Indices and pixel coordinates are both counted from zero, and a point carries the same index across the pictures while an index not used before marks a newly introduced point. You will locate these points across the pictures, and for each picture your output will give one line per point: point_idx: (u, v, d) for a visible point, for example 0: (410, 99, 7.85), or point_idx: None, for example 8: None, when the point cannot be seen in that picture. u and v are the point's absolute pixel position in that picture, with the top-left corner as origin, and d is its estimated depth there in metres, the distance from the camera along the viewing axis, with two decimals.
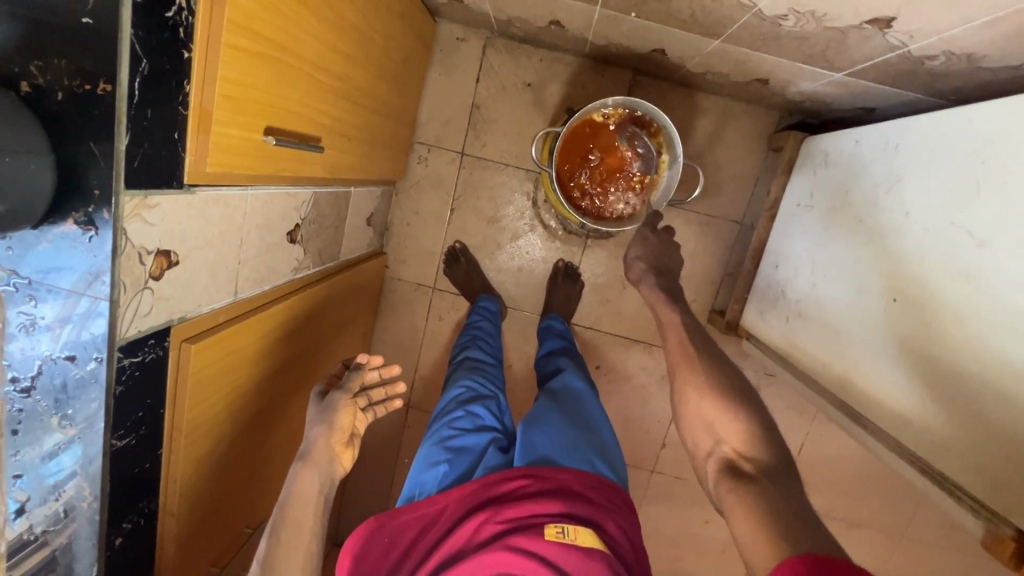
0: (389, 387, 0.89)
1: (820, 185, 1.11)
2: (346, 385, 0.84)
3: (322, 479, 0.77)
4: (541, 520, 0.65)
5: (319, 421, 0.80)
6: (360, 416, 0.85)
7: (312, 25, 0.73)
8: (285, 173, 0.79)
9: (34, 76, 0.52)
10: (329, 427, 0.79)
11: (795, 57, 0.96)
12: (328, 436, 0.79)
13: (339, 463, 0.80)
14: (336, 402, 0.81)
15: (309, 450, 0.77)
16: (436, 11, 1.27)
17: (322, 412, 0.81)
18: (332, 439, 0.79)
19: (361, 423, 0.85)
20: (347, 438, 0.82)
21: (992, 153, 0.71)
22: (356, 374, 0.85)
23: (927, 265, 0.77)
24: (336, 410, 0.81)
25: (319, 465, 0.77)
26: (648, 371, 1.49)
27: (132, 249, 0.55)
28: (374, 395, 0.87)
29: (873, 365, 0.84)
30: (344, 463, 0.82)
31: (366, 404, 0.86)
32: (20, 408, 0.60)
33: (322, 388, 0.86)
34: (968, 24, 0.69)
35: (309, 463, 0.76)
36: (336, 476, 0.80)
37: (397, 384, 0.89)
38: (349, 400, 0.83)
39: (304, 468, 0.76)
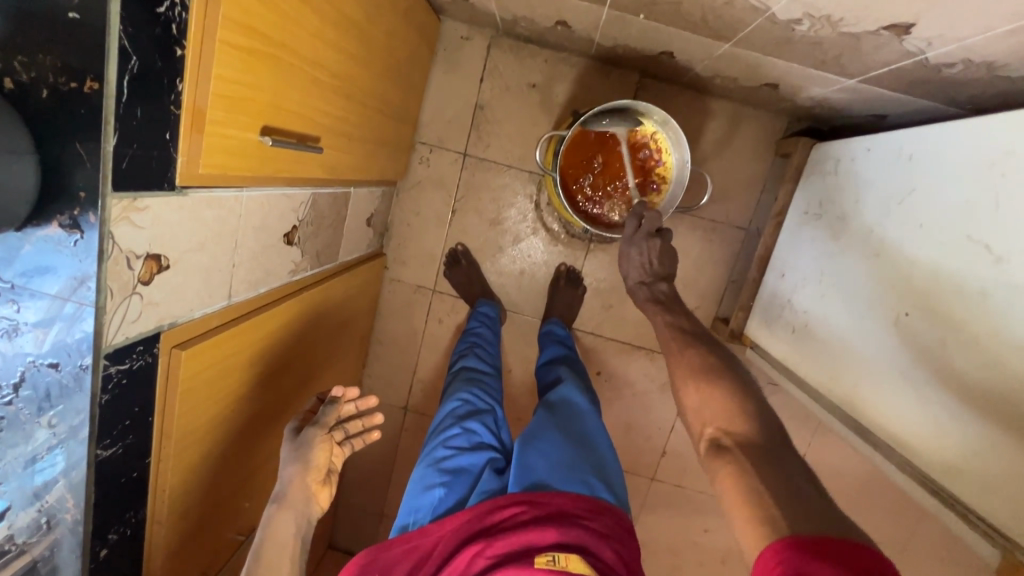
0: (367, 420, 0.86)
1: (829, 194, 1.08)
2: (320, 420, 0.80)
3: (298, 520, 0.74)
4: (533, 551, 0.62)
5: (293, 460, 0.77)
6: (337, 450, 0.82)
7: (312, 22, 0.71)
8: (282, 174, 0.77)
9: (19, 72, 0.49)
10: (304, 466, 0.76)
11: (807, 62, 0.94)
12: (303, 476, 0.76)
13: (316, 502, 0.78)
14: (312, 439, 0.78)
15: (285, 491, 0.75)
16: (441, 9, 1.24)
17: (297, 449, 0.78)
18: (308, 479, 0.76)
19: (338, 458, 0.83)
20: (323, 475, 0.79)
21: (1010, 166, 0.68)
22: (332, 408, 0.81)
23: (942, 279, 0.74)
24: (311, 446, 0.78)
25: (295, 507, 0.74)
26: (650, 378, 1.47)
27: (120, 253, 0.53)
28: (351, 428, 0.85)
29: (881, 380, 0.82)
30: (322, 501, 0.79)
31: (342, 438, 0.83)
32: (1, 416, 0.58)
33: (297, 423, 0.82)
34: (990, 32, 0.67)
35: (285, 505, 0.74)
36: (313, 515, 0.78)
37: (375, 415, 0.86)
38: (325, 436, 0.80)
39: (278, 511, 0.73)
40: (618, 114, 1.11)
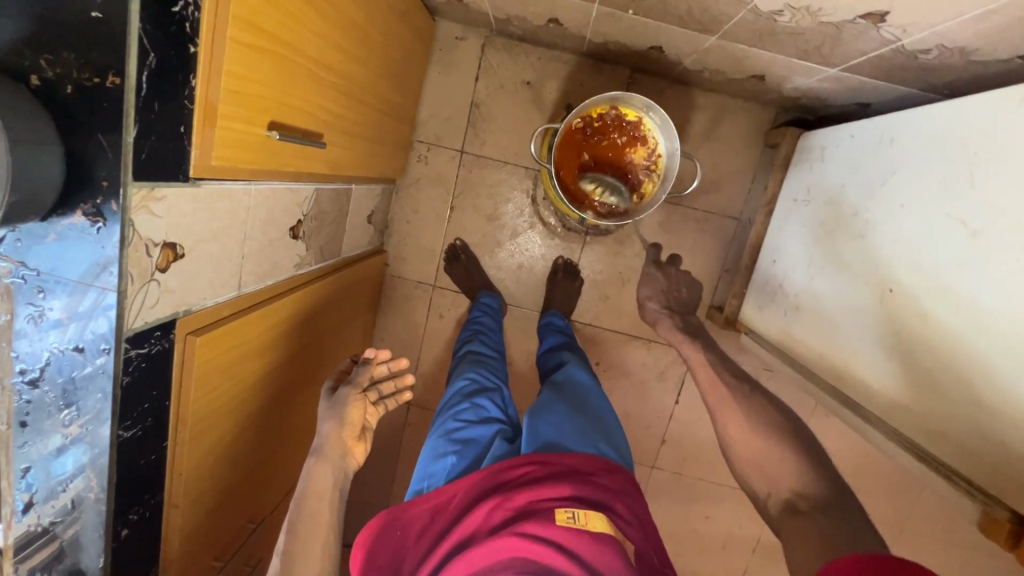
0: (399, 381, 0.91)
1: (817, 179, 1.12)
2: (355, 380, 0.85)
3: (336, 473, 0.77)
4: (551, 504, 0.65)
5: (329, 417, 0.81)
6: (371, 409, 0.87)
7: (315, 22, 0.74)
8: (287, 168, 0.80)
9: (43, 69, 0.52)
10: (340, 421, 0.80)
11: (791, 52, 0.98)
12: (339, 431, 0.80)
13: (352, 456, 0.81)
14: (346, 397, 0.83)
15: (323, 445, 0.78)
16: (436, 11, 1.28)
17: (333, 407, 0.82)
18: (345, 433, 0.80)
19: (372, 416, 0.87)
20: (358, 431, 0.83)
21: (985, 144, 0.72)
22: (364, 368, 0.87)
23: (924, 255, 0.78)
24: (347, 404, 0.82)
25: (333, 459, 0.78)
26: (648, 367, 1.50)
27: (139, 241, 0.56)
28: (384, 388, 0.89)
29: (871, 352, 0.85)
30: (357, 456, 0.83)
31: (376, 397, 0.88)
32: (28, 400, 0.61)
33: (332, 384, 0.87)
34: (960, 17, 0.70)
35: (323, 458, 0.77)
36: (351, 469, 0.81)
37: (405, 376, 0.91)
38: (359, 395, 0.84)
39: (317, 463, 0.76)
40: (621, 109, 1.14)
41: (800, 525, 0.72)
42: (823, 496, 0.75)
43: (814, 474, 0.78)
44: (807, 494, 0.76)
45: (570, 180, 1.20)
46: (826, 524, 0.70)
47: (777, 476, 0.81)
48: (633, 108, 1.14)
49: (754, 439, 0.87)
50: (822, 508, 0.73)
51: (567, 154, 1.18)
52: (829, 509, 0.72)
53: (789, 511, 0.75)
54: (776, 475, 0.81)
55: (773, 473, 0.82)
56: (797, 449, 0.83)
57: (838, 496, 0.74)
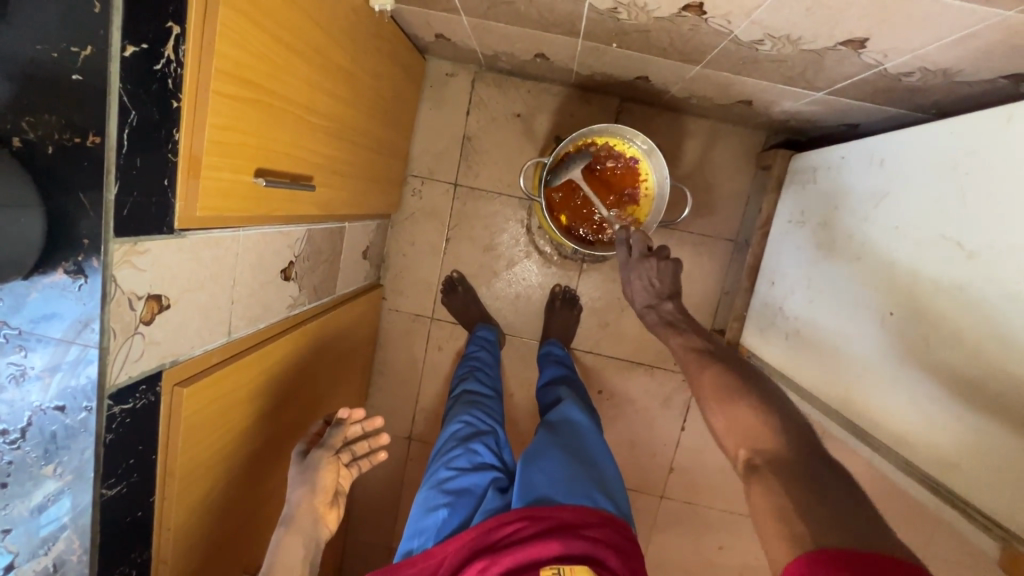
0: (373, 441, 0.88)
1: (810, 203, 1.11)
2: (327, 441, 0.83)
3: (307, 541, 0.76)
4: (539, 564, 0.64)
5: (300, 483, 0.79)
6: (344, 472, 0.84)
7: (301, 69, 0.76)
8: (276, 213, 0.80)
9: (26, 131, 0.53)
10: (311, 489, 0.78)
11: (775, 79, 0.98)
12: (310, 499, 0.78)
13: (323, 524, 0.79)
14: (317, 461, 0.80)
15: (292, 514, 0.77)
16: (425, 49, 1.30)
17: (304, 472, 0.80)
18: (315, 501, 0.78)
19: (346, 479, 0.84)
20: (330, 497, 0.81)
21: (974, 165, 0.71)
22: (338, 429, 0.84)
23: (922, 278, 0.76)
24: (318, 469, 0.80)
25: (304, 530, 0.76)
26: (651, 393, 1.47)
27: (122, 295, 0.55)
28: (357, 449, 0.86)
29: (875, 379, 0.82)
30: (330, 523, 0.81)
31: (350, 459, 0.85)
32: (9, 460, 0.60)
33: (303, 447, 0.84)
34: (941, 41, 0.70)
35: (294, 528, 0.76)
36: (322, 538, 0.79)
37: (381, 435, 0.88)
38: (331, 457, 0.81)
39: (287, 534, 0.75)
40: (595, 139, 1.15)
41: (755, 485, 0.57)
42: (780, 451, 0.59)
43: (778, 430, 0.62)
44: (765, 449, 0.60)
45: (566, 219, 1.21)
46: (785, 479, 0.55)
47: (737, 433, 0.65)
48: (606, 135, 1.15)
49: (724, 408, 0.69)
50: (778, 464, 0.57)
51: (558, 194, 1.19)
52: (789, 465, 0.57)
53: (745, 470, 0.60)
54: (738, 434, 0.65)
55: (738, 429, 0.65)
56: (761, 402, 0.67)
57: (802, 453, 0.58)
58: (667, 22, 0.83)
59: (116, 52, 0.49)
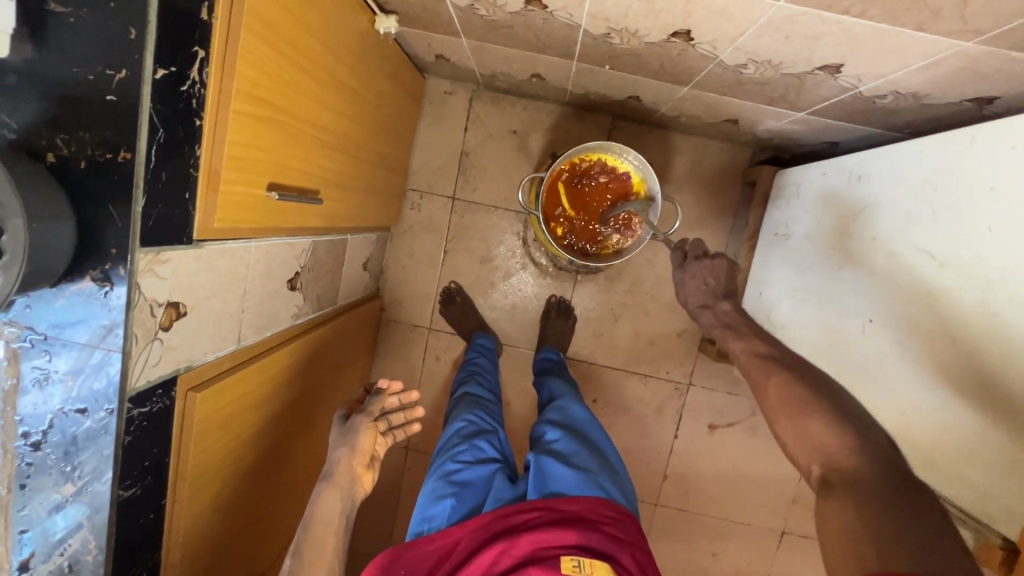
0: (408, 413, 0.91)
1: (794, 215, 1.17)
2: (367, 409, 0.87)
3: (344, 499, 0.78)
4: (558, 551, 0.68)
5: (340, 443, 0.83)
6: (380, 439, 0.87)
7: (311, 89, 0.80)
8: (285, 225, 0.83)
9: (59, 147, 0.56)
10: (350, 449, 0.82)
11: (759, 99, 1.04)
12: (349, 458, 0.81)
13: (360, 485, 0.82)
14: (358, 425, 0.84)
15: (333, 471, 0.79)
16: (425, 69, 1.35)
17: (344, 435, 0.84)
18: (354, 461, 0.81)
19: (382, 446, 0.87)
20: (367, 460, 0.84)
21: (943, 181, 0.76)
22: (377, 398, 0.89)
23: (899, 286, 0.81)
24: (358, 432, 0.83)
25: (341, 486, 0.78)
26: (644, 401, 1.51)
27: (145, 302, 0.59)
28: (393, 419, 0.89)
29: (859, 382, 0.86)
30: (365, 484, 0.83)
31: (386, 427, 0.88)
32: (28, 462, 0.61)
33: (344, 413, 0.90)
34: (908, 68, 0.76)
35: (332, 483, 0.78)
36: (357, 497, 0.81)
37: (416, 408, 0.91)
38: (370, 423, 0.85)
39: (326, 488, 0.77)
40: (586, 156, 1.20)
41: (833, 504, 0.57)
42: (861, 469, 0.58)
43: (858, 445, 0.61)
44: (837, 465, 0.60)
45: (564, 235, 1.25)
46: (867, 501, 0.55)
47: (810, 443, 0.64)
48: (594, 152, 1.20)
49: (789, 419, 0.68)
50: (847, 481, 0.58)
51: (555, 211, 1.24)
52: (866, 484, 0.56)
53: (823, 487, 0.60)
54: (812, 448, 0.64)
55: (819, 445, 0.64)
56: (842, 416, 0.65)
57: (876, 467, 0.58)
58: (657, 46, 0.89)
59: (149, 73, 0.53)
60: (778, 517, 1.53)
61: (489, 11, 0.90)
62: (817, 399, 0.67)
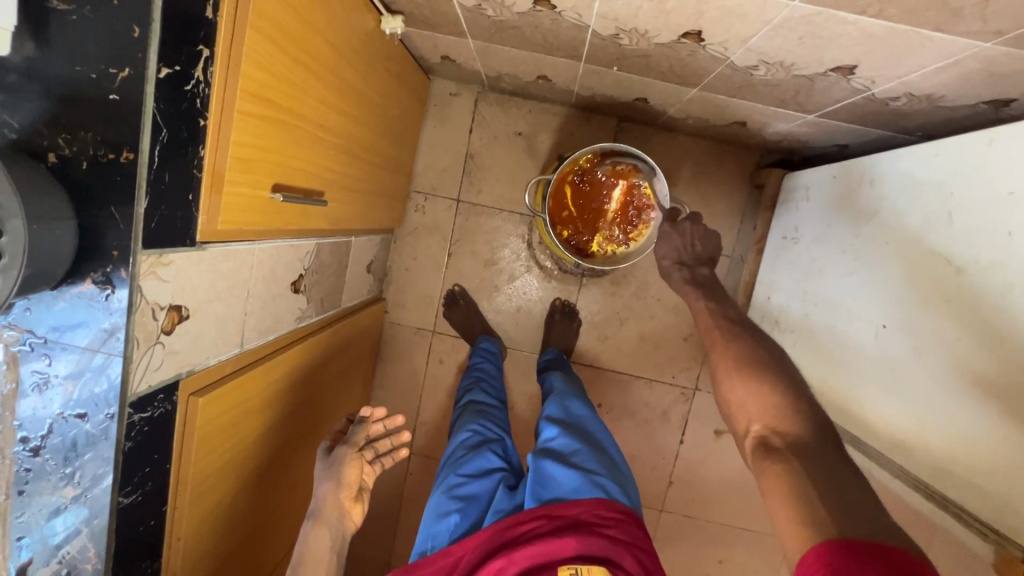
0: (395, 438, 0.89)
1: (804, 219, 1.15)
2: (351, 438, 0.84)
3: (333, 536, 0.78)
4: (556, 561, 0.67)
5: (326, 477, 0.80)
6: (368, 469, 0.85)
7: (316, 89, 0.78)
8: (290, 227, 0.82)
9: (61, 147, 0.55)
10: (337, 483, 0.80)
11: (768, 101, 1.03)
12: (336, 493, 0.79)
13: (349, 518, 0.81)
14: (343, 457, 0.82)
15: (319, 507, 0.79)
16: (430, 70, 1.34)
17: (329, 468, 0.81)
18: (340, 496, 0.79)
19: (369, 476, 0.85)
20: (355, 492, 0.82)
21: (958, 184, 0.75)
22: (361, 427, 0.85)
23: (914, 291, 0.79)
24: (343, 464, 0.81)
25: (330, 523, 0.78)
26: (650, 406, 1.49)
27: (147, 305, 0.57)
28: (380, 447, 0.87)
29: (872, 389, 0.85)
30: (355, 516, 0.82)
31: (373, 456, 0.86)
32: (28, 468, 0.60)
33: (328, 444, 0.86)
34: (924, 70, 0.75)
35: (319, 522, 0.78)
36: (348, 531, 0.81)
37: (403, 433, 0.89)
38: (355, 454, 0.83)
39: (314, 527, 0.77)
40: (589, 156, 1.18)
41: (773, 465, 0.59)
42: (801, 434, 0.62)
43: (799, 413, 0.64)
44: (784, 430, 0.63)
45: (570, 236, 1.24)
46: (807, 464, 0.58)
47: (752, 411, 0.69)
48: (597, 151, 1.18)
49: (737, 383, 0.73)
50: (797, 447, 0.60)
51: (561, 211, 1.23)
52: (811, 449, 0.59)
53: (761, 446, 0.63)
54: (752, 410, 0.69)
55: (749, 406, 0.69)
56: (779, 378, 0.70)
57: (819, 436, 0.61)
58: (666, 47, 0.88)
59: (152, 73, 0.52)
60: None
61: (496, 12, 0.89)
62: (808, 400, 0.67)
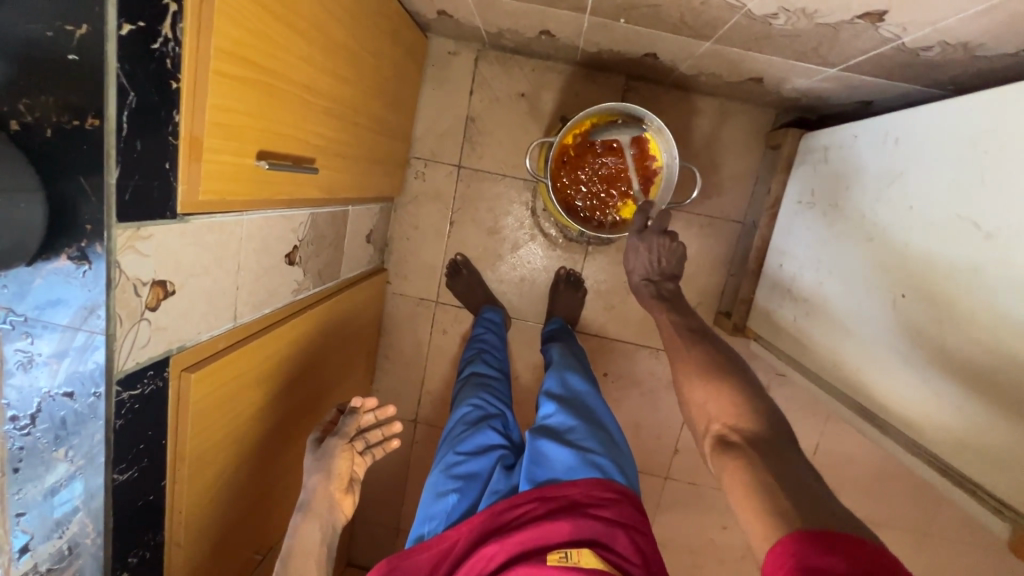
0: (386, 428, 0.89)
1: (821, 183, 1.09)
2: (341, 430, 0.83)
3: (324, 527, 0.78)
4: (548, 547, 0.66)
5: (315, 469, 0.80)
6: (357, 460, 0.84)
7: (302, 48, 0.74)
8: (279, 196, 0.79)
9: (22, 114, 0.52)
10: (327, 475, 0.79)
11: (788, 54, 0.95)
12: (326, 484, 0.79)
13: (340, 510, 0.81)
14: (332, 448, 0.81)
15: (309, 500, 0.78)
16: (427, 27, 1.27)
17: (319, 460, 0.80)
18: (331, 487, 0.79)
19: (360, 467, 0.85)
20: (346, 483, 0.82)
21: (993, 143, 0.69)
22: (350, 418, 0.84)
23: (936, 259, 0.75)
24: (333, 456, 0.80)
25: (321, 515, 0.77)
26: (657, 376, 1.47)
27: (126, 281, 0.55)
28: (370, 438, 0.86)
29: (886, 360, 0.82)
30: (347, 508, 0.82)
31: (364, 447, 0.85)
32: (20, 446, 0.59)
33: (318, 436, 0.85)
34: (962, 14, 0.68)
35: (310, 514, 0.77)
36: (339, 523, 0.80)
37: (393, 424, 0.89)
38: (346, 445, 0.82)
39: (305, 519, 0.76)
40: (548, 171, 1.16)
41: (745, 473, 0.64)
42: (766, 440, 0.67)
43: (757, 411, 0.69)
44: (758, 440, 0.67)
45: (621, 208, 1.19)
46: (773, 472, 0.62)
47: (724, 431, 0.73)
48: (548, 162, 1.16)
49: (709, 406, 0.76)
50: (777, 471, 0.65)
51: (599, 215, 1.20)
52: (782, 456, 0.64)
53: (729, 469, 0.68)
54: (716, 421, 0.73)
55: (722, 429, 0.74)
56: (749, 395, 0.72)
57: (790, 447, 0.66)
58: None
59: (112, 29, 0.48)
60: None
61: None
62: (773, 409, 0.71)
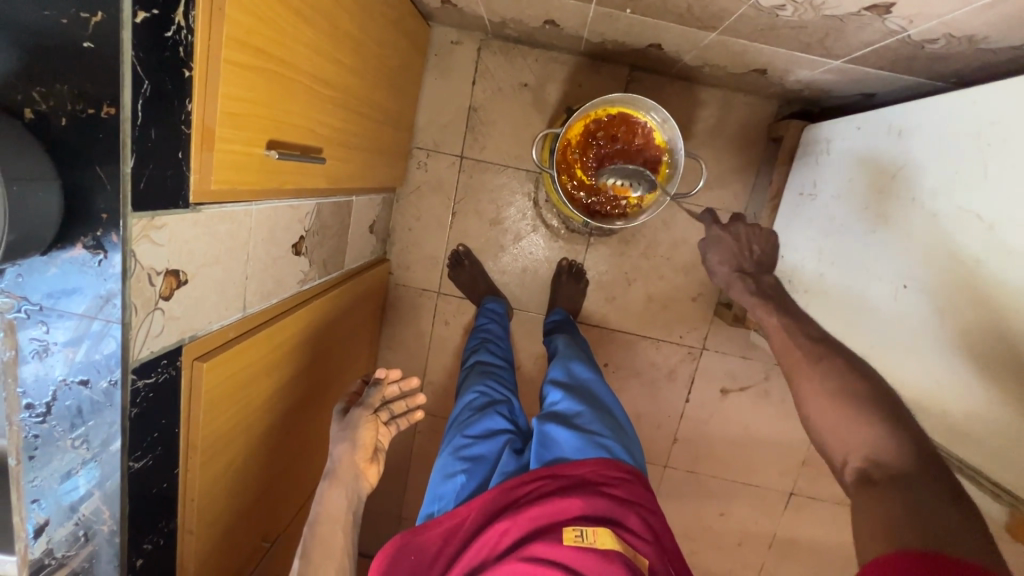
0: (410, 400, 0.89)
1: (823, 174, 1.10)
2: (366, 401, 0.84)
3: (349, 496, 0.78)
4: (560, 524, 0.67)
5: (342, 438, 0.81)
6: (383, 429, 0.85)
7: (310, 37, 0.73)
8: (287, 186, 0.78)
9: (36, 102, 0.52)
10: (352, 443, 0.80)
11: (793, 46, 0.96)
12: (352, 453, 0.80)
13: (365, 479, 0.81)
14: (358, 418, 0.82)
15: (336, 467, 0.79)
16: (430, 16, 1.26)
17: (345, 429, 0.82)
18: (357, 456, 0.80)
19: (385, 436, 0.85)
20: (371, 453, 0.82)
21: (996, 135, 0.70)
22: (375, 389, 0.85)
23: (937, 249, 0.76)
24: (359, 426, 0.81)
25: (345, 482, 0.78)
26: (657, 366, 1.49)
27: (142, 270, 0.55)
28: (395, 408, 0.87)
29: (887, 348, 0.83)
30: (370, 478, 0.82)
31: (388, 418, 0.86)
32: (36, 434, 0.60)
33: (343, 406, 0.86)
34: (969, 7, 0.69)
35: (336, 481, 0.78)
36: (364, 492, 0.81)
37: (417, 396, 0.89)
38: (371, 415, 0.83)
39: (330, 486, 0.77)
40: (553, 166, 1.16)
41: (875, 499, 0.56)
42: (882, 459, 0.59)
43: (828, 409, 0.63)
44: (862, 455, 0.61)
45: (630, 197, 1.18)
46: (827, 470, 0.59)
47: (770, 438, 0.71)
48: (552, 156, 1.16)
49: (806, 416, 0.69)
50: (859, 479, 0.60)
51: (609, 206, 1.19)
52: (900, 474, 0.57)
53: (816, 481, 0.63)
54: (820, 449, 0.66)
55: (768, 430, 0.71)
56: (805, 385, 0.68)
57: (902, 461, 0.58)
58: None
59: (127, 16, 0.48)
60: (788, 480, 1.53)
61: None
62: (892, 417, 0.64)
